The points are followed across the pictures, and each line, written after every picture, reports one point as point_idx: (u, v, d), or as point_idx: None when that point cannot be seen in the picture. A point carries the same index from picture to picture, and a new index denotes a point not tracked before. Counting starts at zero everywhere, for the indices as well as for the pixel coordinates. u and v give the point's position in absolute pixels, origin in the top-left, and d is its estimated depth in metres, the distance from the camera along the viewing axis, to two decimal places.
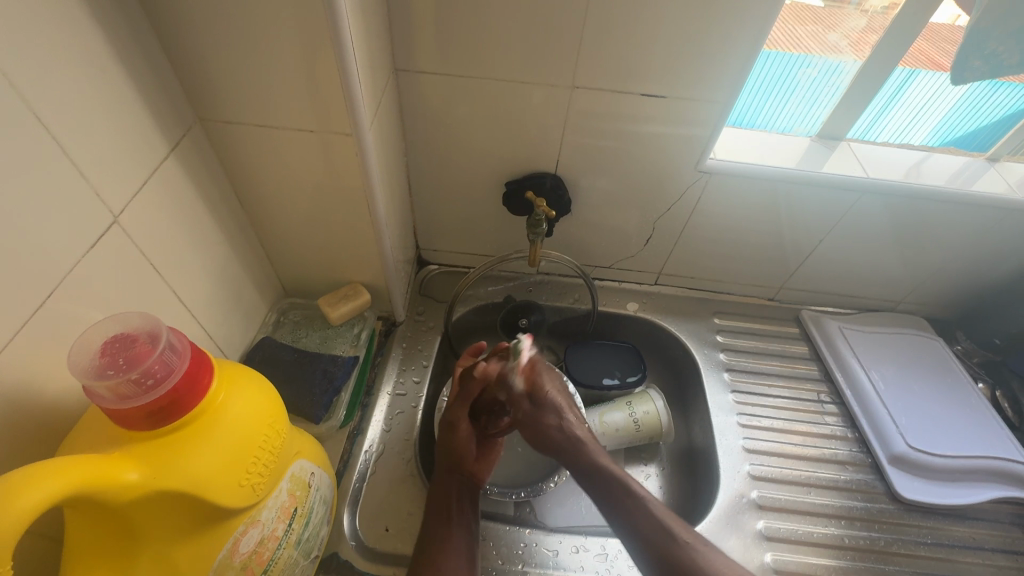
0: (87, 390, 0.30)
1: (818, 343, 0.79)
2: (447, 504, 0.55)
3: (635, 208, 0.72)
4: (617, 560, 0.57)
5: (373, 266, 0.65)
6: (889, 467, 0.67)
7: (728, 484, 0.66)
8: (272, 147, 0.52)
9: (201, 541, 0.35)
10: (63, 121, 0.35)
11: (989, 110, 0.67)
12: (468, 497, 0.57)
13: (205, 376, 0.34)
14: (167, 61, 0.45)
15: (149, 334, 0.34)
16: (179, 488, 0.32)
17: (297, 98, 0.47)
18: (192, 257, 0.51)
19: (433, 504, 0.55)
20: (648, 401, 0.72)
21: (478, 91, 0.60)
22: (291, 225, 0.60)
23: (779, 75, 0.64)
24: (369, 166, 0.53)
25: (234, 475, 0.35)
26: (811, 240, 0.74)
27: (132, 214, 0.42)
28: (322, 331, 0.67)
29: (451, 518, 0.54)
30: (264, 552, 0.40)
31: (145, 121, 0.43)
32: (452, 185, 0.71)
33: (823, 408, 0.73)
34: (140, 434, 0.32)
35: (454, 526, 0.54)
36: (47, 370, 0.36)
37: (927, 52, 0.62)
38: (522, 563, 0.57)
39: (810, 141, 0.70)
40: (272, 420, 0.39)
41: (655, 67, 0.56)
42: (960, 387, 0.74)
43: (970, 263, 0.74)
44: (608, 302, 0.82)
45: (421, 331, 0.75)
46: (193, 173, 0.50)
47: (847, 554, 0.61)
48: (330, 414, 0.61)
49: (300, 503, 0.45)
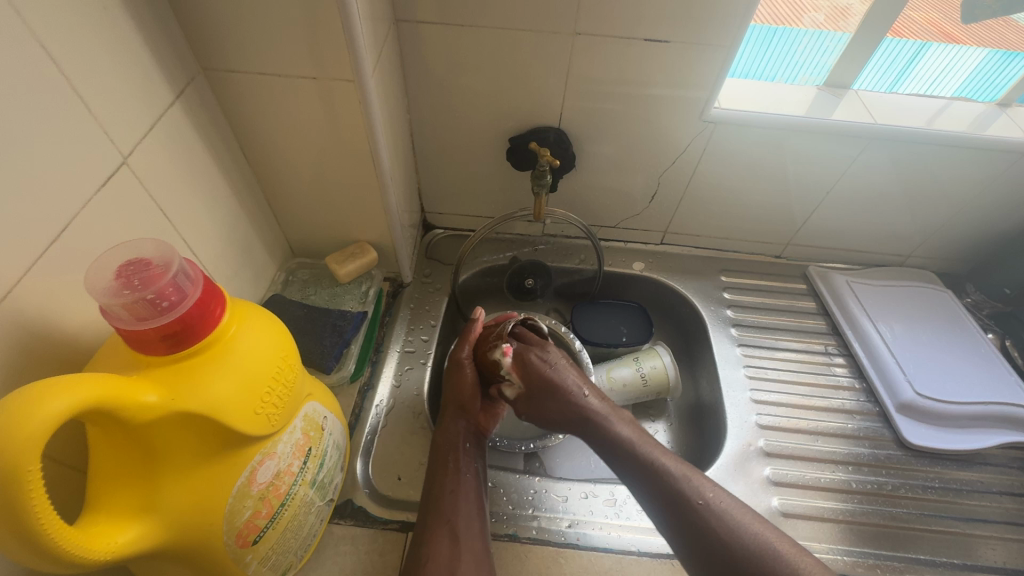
0: (104, 309, 0.31)
1: (825, 297, 0.79)
2: (451, 455, 0.55)
3: (640, 165, 0.71)
4: (626, 504, 0.58)
5: (379, 224, 0.65)
6: (896, 415, 0.67)
7: (736, 433, 0.66)
8: (275, 97, 0.52)
9: (220, 467, 0.36)
10: (69, 58, 0.36)
11: (1003, 82, 0.67)
12: (474, 450, 0.57)
13: (217, 307, 0.35)
14: (167, 5, 0.44)
15: (162, 260, 0.35)
16: (198, 411, 0.33)
17: (297, 43, 0.47)
18: (201, 209, 0.52)
19: (437, 459, 0.55)
20: (655, 356, 0.72)
21: (480, 42, 0.59)
22: (296, 182, 0.61)
23: (782, 30, 0.64)
24: (373, 117, 0.52)
25: (250, 403, 0.36)
26: (817, 193, 0.73)
27: (139, 159, 0.43)
28: (331, 288, 0.68)
29: (455, 468, 0.54)
30: (281, 486, 0.41)
31: (148, 65, 0.43)
32: (456, 144, 0.71)
33: (831, 361, 0.74)
34: (158, 358, 0.33)
35: (461, 477, 0.53)
36: (65, 302, 0.37)
37: (939, 23, 0.63)
38: (533, 508, 0.58)
39: (818, 91, 0.68)
40: (284, 355, 0.39)
41: (660, 9, 0.55)
42: (970, 337, 0.73)
43: (980, 214, 0.73)
44: (613, 262, 0.82)
45: (428, 292, 0.76)
46: (199, 123, 0.50)
47: (854, 498, 0.62)
48: (340, 366, 0.62)
49: (314, 443, 0.45)
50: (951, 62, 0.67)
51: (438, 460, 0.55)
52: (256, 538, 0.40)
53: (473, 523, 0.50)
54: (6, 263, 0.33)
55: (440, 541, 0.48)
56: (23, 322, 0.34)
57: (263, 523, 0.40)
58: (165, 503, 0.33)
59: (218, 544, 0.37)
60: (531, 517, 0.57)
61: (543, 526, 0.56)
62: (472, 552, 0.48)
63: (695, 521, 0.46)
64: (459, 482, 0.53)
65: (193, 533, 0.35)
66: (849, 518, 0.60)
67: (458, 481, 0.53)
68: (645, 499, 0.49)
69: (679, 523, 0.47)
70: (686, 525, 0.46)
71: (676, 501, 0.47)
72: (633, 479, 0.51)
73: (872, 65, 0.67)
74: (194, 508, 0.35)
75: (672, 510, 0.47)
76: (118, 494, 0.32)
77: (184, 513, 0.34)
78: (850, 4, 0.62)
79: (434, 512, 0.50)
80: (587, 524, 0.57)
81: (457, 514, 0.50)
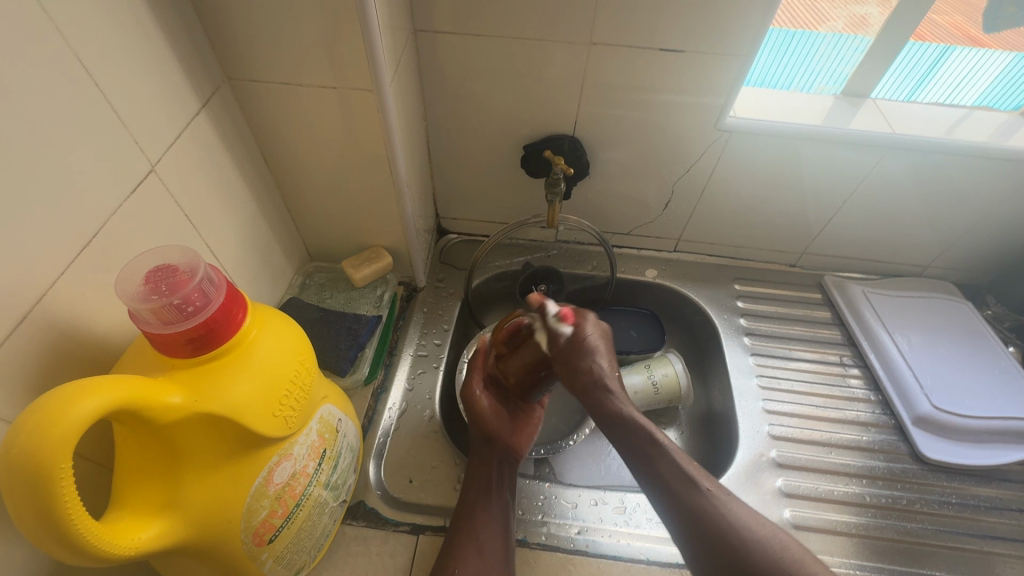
0: (133, 313, 0.33)
1: (840, 308, 0.78)
2: (488, 473, 0.56)
3: (654, 173, 0.71)
4: (636, 513, 0.58)
5: (394, 229, 0.66)
6: (912, 428, 0.66)
7: (747, 443, 0.66)
8: (296, 106, 0.53)
9: (238, 466, 0.37)
10: (103, 71, 0.37)
11: None
12: (507, 470, 0.58)
13: (238, 311, 0.36)
14: (196, 18, 0.46)
15: (187, 266, 0.36)
16: (218, 412, 0.34)
17: (318, 54, 0.48)
18: (223, 213, 0.53)
19: (471, 474, 0.56)
20: (667, 363, 0.72)
21: (496, 51, 0.60)
22: (314, 188, 0.62)
23: (801, 33, 0.63)
24: (390, 125, 0.54)
25: (268, 405, 0.37)
26: (833, 203, 0.72)
27: (167, 165, 0.44)
28: (347, 292, 0.69)
29: (491, 489, 0.55)
30: (296, 486, 0.42)
31: (177, 75, 0.44)
32: (471, 151, 0.72)
33: (846, 371, 0.73)
34: (182, 361, 0.34)
35: (492, 499, 0.54)
36: (95, 305, 0.39)
37: (962, 25, 0.62)
38: (542, 513, 0.58)
39: (835, 99, 0.68)
40: (301, 358, 0.40)
41: (675, 20, 0.55)
42: (990, 351, 0.72)
43: (1002, 224, 0.72)
44: (626, 269, 0.82)
45: (442, 296, 0.77)
46: (223, 131, 0.51)
47: (868, 512, 0.61)
48: (355, 368, 0.63)
49: (329, 445, 0.46)
50: (976, 66, 0.65)
51: (476, 475, 0.56)
52: (272, 537, 0.41)
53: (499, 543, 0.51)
54: (41, 268, 0.34)
55: (469, 553, 0.49)
56: (55, 323, 0.36)
57: (278, 523, 0.41)
58: (186, 501, 0.34)
59: (236, 542, 0.38)
60: (540, 523, 0.57)
61: (552, 532, 0.57)
62: (497, 568, 0.49)
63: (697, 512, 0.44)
64: (499, 501, 0.54)
65: (210, 531, 0.36)
66: (862, 531, 0.59)
67: (488, 505, 0.53)
68: (650, 489, 0.47)
69: (682, 515, 0.44)
70: (687, 517, 0.44)
71: (681, 493, 0.45)
72: (640, 466, 0.48)
73: (892, 70, 0.66)
74: (213, 506, 0.36)
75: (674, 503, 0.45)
76: (142, 492, 0.33)
77: (204, 511, 0.35)
78: (868, 12, 0.61)
79: (464, 530, 0.51)
80: (596, 532, 0.57)
81: (488, 539, 0.50)
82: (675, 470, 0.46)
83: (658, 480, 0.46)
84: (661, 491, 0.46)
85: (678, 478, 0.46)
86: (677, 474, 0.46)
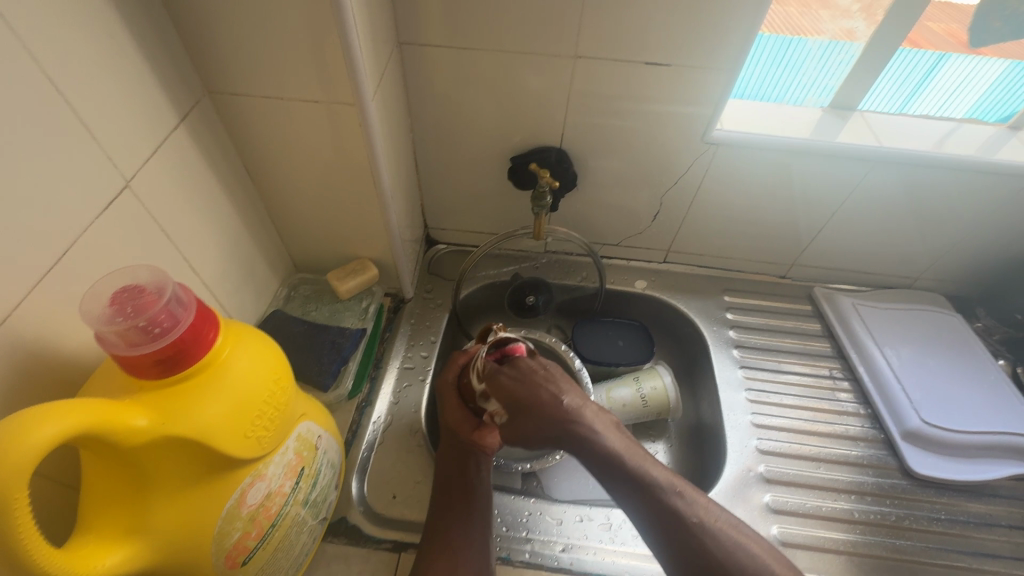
0: (98, 336, 0.32)
1: (830, 319, 0.78)
2: (457, 472, 0.55)
3: (642, 184, 0.71)
4: (621, 529, 0.57)
5: (380, 242, 0.66)
6: (901, 442, 0.66)
7: (736, 457, 0.65)
8: (277, 119, 0.53)
9: (207, 489, 0.36)
10: (76, 89, 0.37)
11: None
12: (478, 469, 0.55)
13: (210, 330, 0.36)
14: (175, 33, 0.46)
15: (156, 286, 0.35)
16: (186, 434, 0.33)
17: (300, 68, 0.48)
18: (205, 227, 0.52)
19: (441, 472, 0.55)
20: (656, 376, 0.71)
21: (481, 63, 0.60)
22: (299, 202, 0.62)
23: (795, 41, 0.62)
24: (374, 138, 0.53)
25: (239, 426, 0.36)
26: (822, 215, 0.72)
27: (143, 181, 0.44)
28: (332, 304, 0.68)
29: (459, 487, 0.54)
30: (271, 506, 0.41)
31: (154, 91, 0.44)
32: (459, 163, 0.72)
33: (836, 385, 0.72)
34: (151, 382, 0.34)
35: (459, 497, 0.53)
36: (62, 324, 0.38)
37: (956, 32, 0.61)
38: (526, 530, 0.57)
39: (823, 112, 0.68)
40: (276, 376, 0.40)
41: (660, 34, 0.55)
42: (980, 364, 0.72)
43: (992, 237, 0.72)
44: (616, 280, 0.82)
45: (430, 308, 0.76)
46: (203, 145, 0.51)
47: (857, 528, 0.60)
48: (338, 383, 0.62)
49: (307, 463, 0.46)
50: (970, 74, 0.65)
51: (443, 478, 0.55)
52: (246, 558, 0.40)
53: (472, 539, 0.50)
54: (4, 289, 0.34)
55: (439, 557, 0.48)
56: (22, 344, 0.35)
57: (252, 544, 0.41)
58: (152, 526, 0.34)
59: (207, 565, 0.38)
60: (524, 540, 0.57)
61: (537, 549, 0.56)
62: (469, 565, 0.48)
63: (693, 551, 0.41)
64: (469, 503, 0.53)
65: (178, 555, 0.35)
66: (851, 549, 0.59)
67: (464, 501, 0.53)
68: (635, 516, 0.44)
69: (675, 551, 0.42)
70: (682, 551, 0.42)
71: (671, 526, 0.42)
72: (628, 504, 0.45)
73: (888, 74, 0.65)
74: (181, 530, 0.35)
75: (653, 514, 0.43)
76: (108, 517, 0.33)
77: (172, 536, 0.35)
78: (855, 26, 0.61)
79: (434, 529, 0.51)
80: (582, 549, 0.56)
81: (457, 536, 0.50)
82: (670, 507, 0.43)
83: (642, 506, 0.44)
84: (649, 520, 0.43)
85: (670, 518, 0.43)
86: (659, 503, 0.43)
